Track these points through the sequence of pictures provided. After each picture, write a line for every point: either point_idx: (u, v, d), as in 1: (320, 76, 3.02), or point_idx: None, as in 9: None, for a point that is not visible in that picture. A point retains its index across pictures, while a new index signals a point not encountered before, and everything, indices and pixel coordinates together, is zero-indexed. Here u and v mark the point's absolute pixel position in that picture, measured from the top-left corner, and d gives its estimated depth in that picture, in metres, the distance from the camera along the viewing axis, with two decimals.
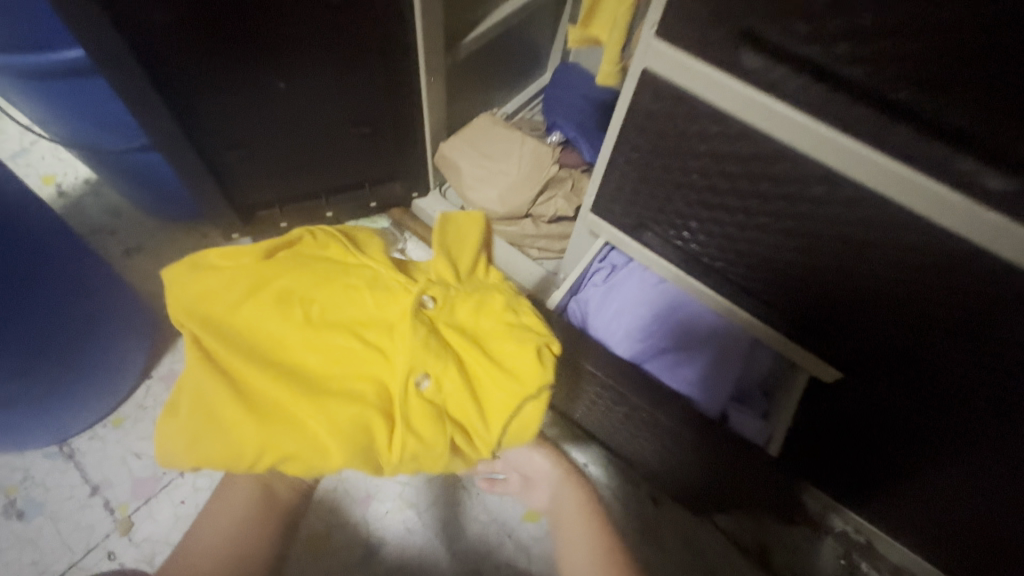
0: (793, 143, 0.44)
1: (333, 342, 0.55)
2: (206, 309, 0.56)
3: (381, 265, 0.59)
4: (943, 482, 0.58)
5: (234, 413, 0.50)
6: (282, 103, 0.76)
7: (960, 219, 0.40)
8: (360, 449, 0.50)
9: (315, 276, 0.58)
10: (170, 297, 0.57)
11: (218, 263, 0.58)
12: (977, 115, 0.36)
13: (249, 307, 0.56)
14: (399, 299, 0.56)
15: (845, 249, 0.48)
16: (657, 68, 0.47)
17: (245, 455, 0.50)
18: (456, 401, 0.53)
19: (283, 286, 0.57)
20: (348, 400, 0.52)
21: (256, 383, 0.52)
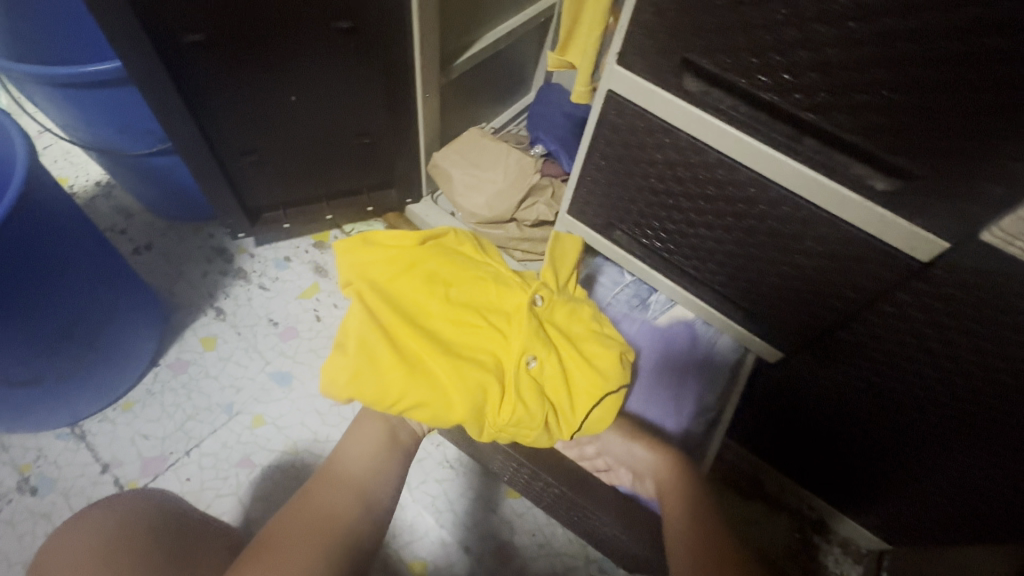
0: (730, 152, 0.54)
1: (466, 317, 0.60)
2: (369, 276, 0.62)
3: (504, 266, 0.65)
4: (875, 448, 0.67)
5: (388, 358, 0.55)
6: (292, 114, 0.85)
7: (863, 214, 0.49)
8: (475, 411, 0.55)
9: (456, 263, 0.64)
10: (342, 260, 0.64)
11: (384, 239, 0.65)
12: (859, 129, 0.45)
13: (402, 279, 0.62)
14: (517, 293, 0.62)
15: (776, 244, 0.58)
16: (619, 89, 0.57)
17: (387, 399, 0.55)
18: (554, 386, 0.58)
19: (430, 267, 0.63)
20: (475, 368, 0.56)
21: (400, 338, 0.57)
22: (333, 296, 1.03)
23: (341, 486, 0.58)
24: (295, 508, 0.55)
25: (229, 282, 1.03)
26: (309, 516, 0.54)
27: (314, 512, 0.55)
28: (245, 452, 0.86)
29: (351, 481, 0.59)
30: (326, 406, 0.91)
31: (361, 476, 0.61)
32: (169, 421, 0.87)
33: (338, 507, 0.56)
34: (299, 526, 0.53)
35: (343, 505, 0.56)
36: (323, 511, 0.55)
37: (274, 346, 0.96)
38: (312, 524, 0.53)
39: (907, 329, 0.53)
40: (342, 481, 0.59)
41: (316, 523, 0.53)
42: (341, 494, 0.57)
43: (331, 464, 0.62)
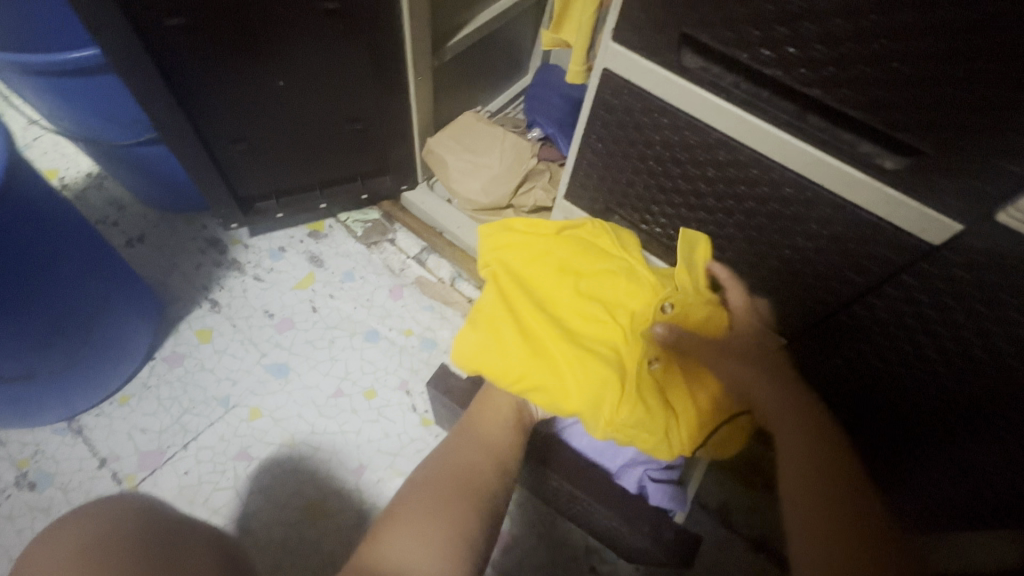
0: (730, 133, 0.51)
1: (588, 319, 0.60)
2: (507, 256, 0.66)
3: (638, 260, 0.63)
4: (880, 438, 0.66)
5: (515, 343, 0.58)
6: (281, 100, 0.82)
7: (869, 196, 0.47)
8: (589, 407, 0.56)
9: (588, 252, 0.64)
10: (483, 238, 0.69)
11: (525, 224, 0.68)
12: (864, 106, 0.43)
13: (535, 265, 0.64)
14: (647, 293, 0.60)
15: (778, 226, 0.56)
16: (615, 67, 0.55)
17: (507, 377, 0.58)
18: (674, 394, 0.57)
19: (562, 260, 0.64)
20: (599, 377, 0.55)
21: (534, 330, 0.59)
22: (328, 286, 1.02)
23: (485, 443, 0.61)
24: (447, 462, 0.59)
25: (223, 273, 1.01)
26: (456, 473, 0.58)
27: (458, 469, 0.58)
28: (242, 445, 0.85)
29: (494, 436, 0.62)
30: (323, 397, 0.90)
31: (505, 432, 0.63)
32: (166, 415, 0.87)
33: (482, 465, 0.59)
34: (446, 481, 0.57)
35: (484, 463, 0.59)
36: (466, 468, 0.58)
37: (270, 338, 0.95)
38: (456, 479, 0.57)
39: (912, 313, 0.51)
40: (487, 436, 0.62)
41: (460, 480, 0.57)
42: (484, 454, 0.60)
43: (466, 423, 0.64)
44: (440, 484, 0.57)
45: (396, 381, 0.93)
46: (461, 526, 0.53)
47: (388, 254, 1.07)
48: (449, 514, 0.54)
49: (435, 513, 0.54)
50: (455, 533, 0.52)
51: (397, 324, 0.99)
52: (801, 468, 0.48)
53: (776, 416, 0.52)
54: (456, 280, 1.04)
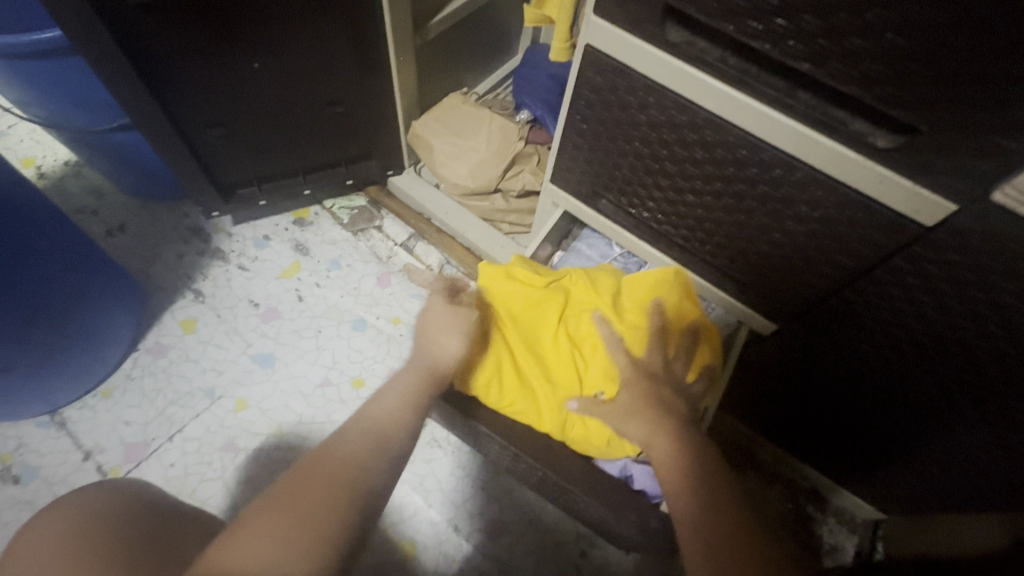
0: (718, 111, 0.49)
1: (589, 340, 0.68)
2: (509, 301, 0.69)
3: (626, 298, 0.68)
4: (872, 424, 0.65)
5: (527, 391, 0.66)
6: (257, 82, 0.80)
7: (861, 176, 0.45)
8: (590, 440, 0.66)
9: (580, 294, 0.69)
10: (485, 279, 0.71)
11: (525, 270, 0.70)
12: (856, 80, 0.41)
13: (539, 311, 0.69)
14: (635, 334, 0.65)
15: (768, 209, 0.54)
16: (597, 43, 0.52)
17: (523, 417, 0.67)
18: None
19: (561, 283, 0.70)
20: (600, 397, 0.65)
21: (542, 377, 0.67)
22: (314, 274, 1.00)
23: (408, 400, 0.53)
24: (360, 415, 0.51)
25: (207, 263, 0.99)
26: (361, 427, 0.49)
27: (370, 423, 0.50)
28: (229, 436, 0.84)
29: (419, 389, 0.55)
30: (310, 387, 0.89)
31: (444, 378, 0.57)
32: (150, 407, 0.86)
33: (398, 423, 0.51)
34: (349, 437, 0.48)
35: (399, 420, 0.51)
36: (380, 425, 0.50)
37: (256, 328, 0.94)
38: (362, 438, 0.48)
39: (906, 298, 0.49)
40: (414, 388, 0.54)
41: (362, 440, 0.48)
42: (399, 410, 0.52)
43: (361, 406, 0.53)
44: (339, 445, 0.47)
45: (384, 370, 0.92)
46: (327, 516, 0.41)
47: (375, 242, 1.05)
48: (329, 490, 0.43)
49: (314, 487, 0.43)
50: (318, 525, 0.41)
51: (384, 313, 0.97)
52: (687, 499, 0.49)
53: (669, 454, 0.53)
54: (444, 267, 1.02)
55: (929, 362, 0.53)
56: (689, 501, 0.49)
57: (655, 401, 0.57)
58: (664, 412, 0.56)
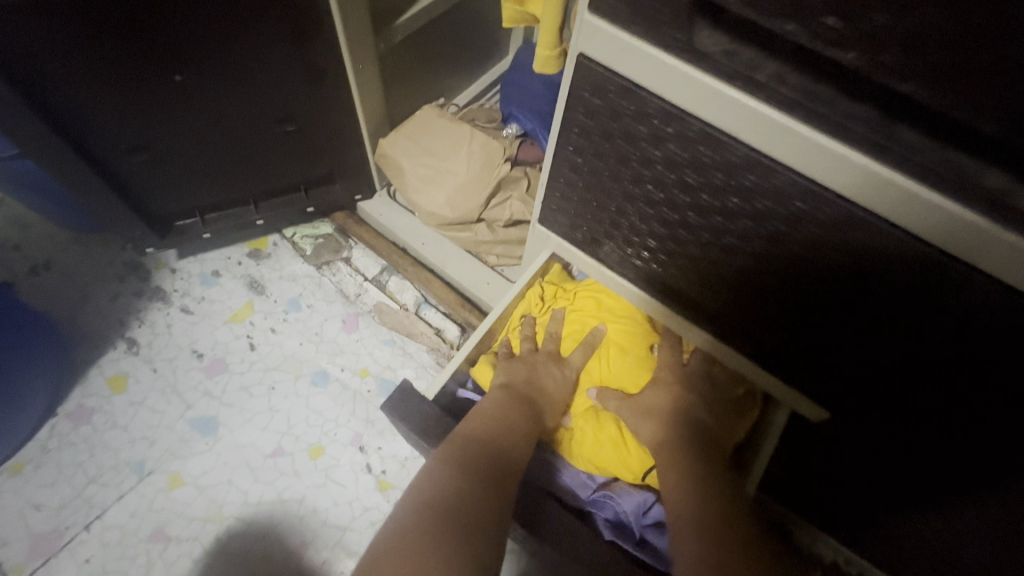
0: (764, 148, 0.35)
1: (616, 342, 0.64)
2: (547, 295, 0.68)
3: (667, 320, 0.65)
4: (949, 539, 0.51)
5: None
6: (182, 99, 0.65)
7: (985, 246, 0.31)
8: (593, 449, 0.61)
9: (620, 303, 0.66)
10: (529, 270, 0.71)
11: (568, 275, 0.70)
12: (1001, 117, 0.27)
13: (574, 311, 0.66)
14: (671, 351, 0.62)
15: (832, 279, 0.39)
16: (594, 52, 0.38)
17: None
18: None
19: (596, 286, 0.67)
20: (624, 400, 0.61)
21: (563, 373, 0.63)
22: (270, 317, 0.86)
23: (511, 423, 0.55)
24: (471, 434, 0.52)
25: (146, 305, 0.85)
26: (480, 453, 0.50)
27: (482, 442, 0.51)
28: (159, 522, 0.71)
29: (525, 419, 0.57)
30: (259, 458, 0.75)
31: (544, 416, 0.59)
32: (67, 486, 0.72)
33: (511, 449, 0.52)
34: (470, 458, 0.49)
35: (512, 447, 0.53)
36: (492, 449, 0.51)
37: (197, 385, 0.80)
38: (481, 461, 0.49)
39: None
40: (520, 415, 0.57)
41: (478, 460, 0.49)
42: (512, 436, 0.54)
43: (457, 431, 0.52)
44: (465, 464, 0.48)
45: (348, 435, 0.78)
46: (468, 534, 0.42)
47: (342, 276, 0.90)
48: (459, 512, 0.44)
49: (446, 506, 0.44)
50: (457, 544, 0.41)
51: (351, 363, 0.83)
52: (679, 499, 0.49)
53: (671, 454, 0.53)
54: (421, 307, 0.87)
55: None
56: (676, 494, 0.49)
57: (676, 408, 0.57)
58: (678, 419, 0.57)
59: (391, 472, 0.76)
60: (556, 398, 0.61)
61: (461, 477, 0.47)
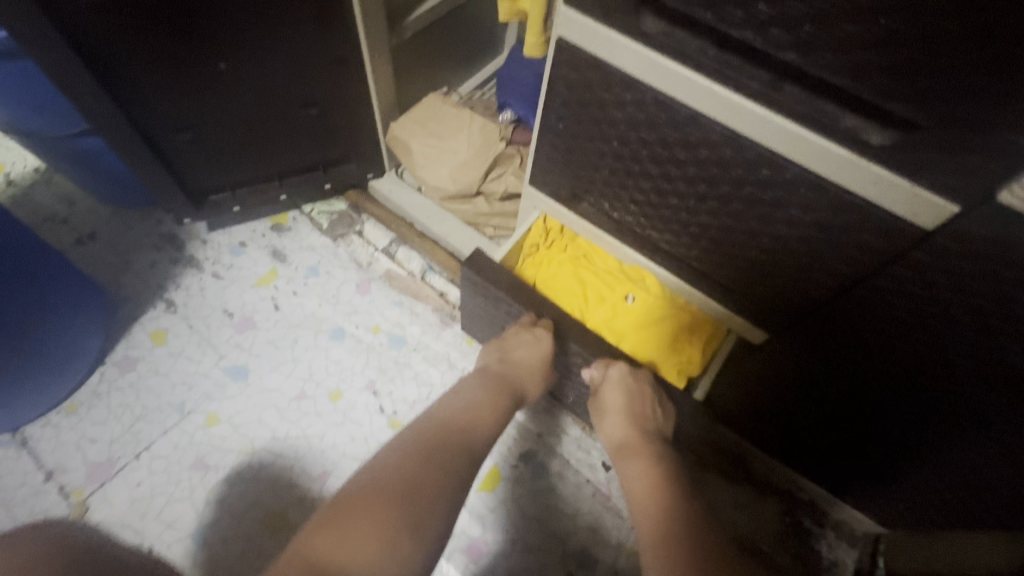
0: (698, 106, 0.46)
1: (598, 309, 0.70)
2: (535, 263, 0.75)
3: (636, 288, 0.71)
4: (869, 437, 0.62)
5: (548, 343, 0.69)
6: (224, 84, 0.76)
7: (856, 174, 0.41)
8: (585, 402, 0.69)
9: (596, 272, 0.72)
10: (520, 234, 0.75)
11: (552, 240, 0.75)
12: (851, 71, 0.37)
13: (561, 276, 0.72)
14: (641, 316, 0.69)
15: (756, 213, 0.50)
16: (569, 36, 0.49)
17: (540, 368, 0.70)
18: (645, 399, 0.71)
19: (586, 243, 0.75)
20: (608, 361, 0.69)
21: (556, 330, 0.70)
22: (291, 282, 0.96)
23: (481, 405, 0.64)
24: (438, 418, 0.60)
25: (180, 271, 0.96)
26: (432, 434, 0.57)
27: (448, 427, 0.59)
28: (198, 453, 0.81)
29: (493, 401, 0.65)
30: (285, 401, 0.86)
31: (523, 386, 0.68)
32: (118, 423, 0.82)
33: (478, 426, 0.61)
34: (427, 439, 0.57)
35: (477, 426, 0.61)
36: (453, 431, 0.59)
37: (229, 339, 0.90)
38: (441, 439, 0.57)
39: (904, 310, 0.46)
40: (486, 400, 0.64)
41: (441, 448, 0.56)
42: (473, 415, 0.62)
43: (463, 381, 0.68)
44: (429, 440, 0.56)
45: (363, 382, 0.88)
46: (438, 497, 0.51)
47: (356, 247, 1.01)
48: (419, 488, 0.50)
49: (412, 475, 0.51)
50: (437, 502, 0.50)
51: (364, 321, 0.94)
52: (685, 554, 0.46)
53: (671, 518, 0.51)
54: (427, 273, 0.98)
55: (930, 377, 0.50)
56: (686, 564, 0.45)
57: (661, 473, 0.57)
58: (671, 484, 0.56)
59: (401, 413, 0.86)
60: (535, 363, 0.67)
61: (420, 462, 0.53)
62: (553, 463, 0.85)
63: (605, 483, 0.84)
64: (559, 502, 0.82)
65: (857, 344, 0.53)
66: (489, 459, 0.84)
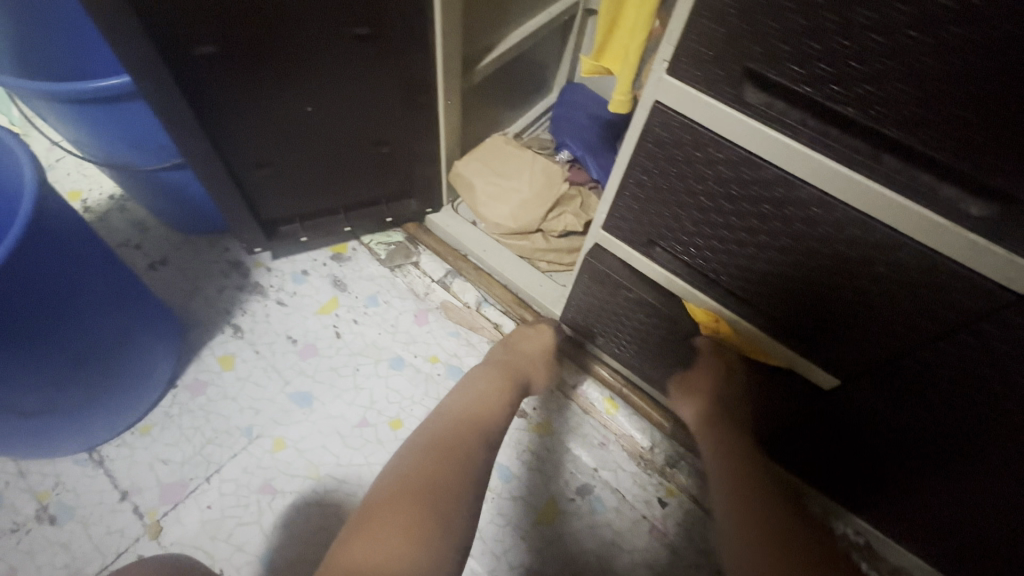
0: (793, 169, 0.49)
1: None
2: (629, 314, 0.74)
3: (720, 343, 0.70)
4: (937, 483, 0.63)
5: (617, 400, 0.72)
6: (308, 124, 0.81)
7: (945, 237, 0.44)
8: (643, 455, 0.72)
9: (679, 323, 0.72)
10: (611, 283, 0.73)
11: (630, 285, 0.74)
12: (952, 147, 0.40)
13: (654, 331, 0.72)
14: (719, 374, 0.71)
15: (841, 269, 0.53)
16: (665, 100, 0.52)
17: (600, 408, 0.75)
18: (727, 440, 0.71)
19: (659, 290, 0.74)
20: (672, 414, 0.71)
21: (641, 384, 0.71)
22: (352, 311, 1.00)
23: (490, 392, 0.73)
24: (452, 413, 0.68)
25: (245, 298, 0.99)
26: (446, 426, 0.66)
27: (462, 417, 0.67)
28: (266, 477, 0.83)
29: (501, 385, 0.75)
30: (348, 427, 0.88)
31: (528, 372, 0.81)
32: (189, 445, 0.85)
33: (486, 414, 0.69)
34: (440, 428, 0.66)
35: (487, 413, 0.69)
36: (465, 418, 0.67)
37: (293, 365, 0.93)
38: (453, 426, 0.66)
39: (987, 361, 0.49)
40: (494, 388, 0.74)
41: (452, 434, 0.65)
42: (483, 405, 0.71)
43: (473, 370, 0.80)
44: (442, 435, 0.64)
45: (422, 411, 0.91)
46: (460, 496, 0.58)
47: (413, 278, 1.04)
48: (434, 474, 0.59)
49: (433, 475, 0.59)
50: (460, 501, 0.58)
51: (422, 351, 0.97)
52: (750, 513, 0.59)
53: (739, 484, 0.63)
54: (481, 305, 1.01)
55: (1003, 427, 0.52)
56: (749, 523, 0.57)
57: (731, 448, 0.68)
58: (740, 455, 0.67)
59: None
60: (535, 353, 0.84)
61: (435, 455, 0.61)
62: (608, 497, 0.86)
63: (661, 520, 0.84)
64: (617, 537, 0.83)
65: (931, 392, 0.55)
66: (547, 492, 0.86)
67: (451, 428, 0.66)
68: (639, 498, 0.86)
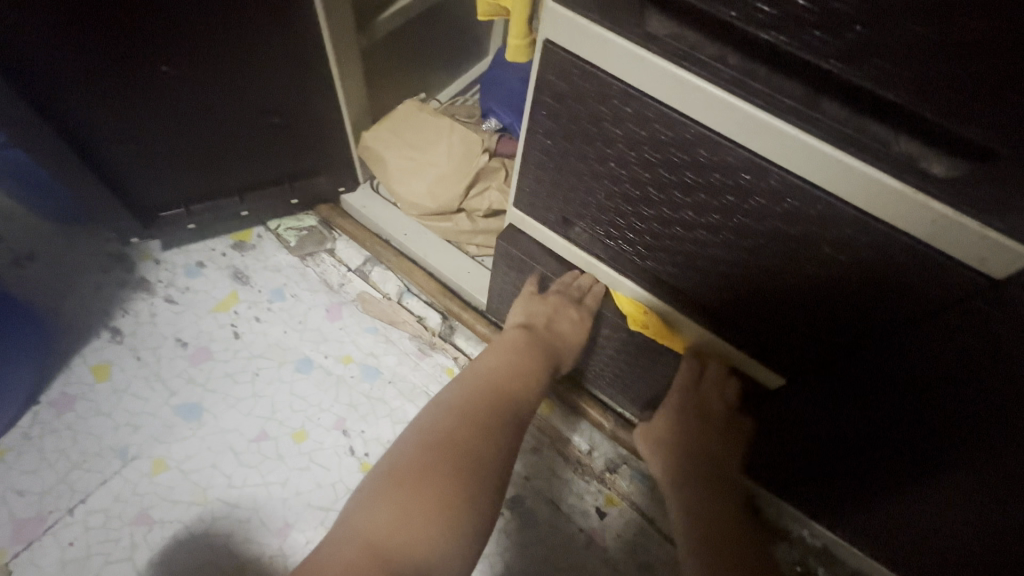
0: (714, 124, 0.38)
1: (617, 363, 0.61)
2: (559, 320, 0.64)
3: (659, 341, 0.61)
4: (886, 494, 0.55)
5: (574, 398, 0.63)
6: (168, 89, 0.67)
7: (902, 207, 0.34)
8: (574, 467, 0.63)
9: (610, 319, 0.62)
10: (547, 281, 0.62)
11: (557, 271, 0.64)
12: (910, 86, 0.30)
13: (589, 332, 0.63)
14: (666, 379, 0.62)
15: (781, 250, 0.43)
16: (557, 38, 0.41)
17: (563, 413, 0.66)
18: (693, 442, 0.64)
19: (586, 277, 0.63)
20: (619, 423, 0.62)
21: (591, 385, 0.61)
22: (253, 307, 0.87)
23: (529, 370, 0.63)
24: (490, 378, 0.61)
25: (127, 296, 0.86)
26: (478, 401, 0.58)
27: (499, 392, 0.60)
28: (142, 506, 0.72)
29: (540, 364, 0.64)
30: (243, 442, 0.77)
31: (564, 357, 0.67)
32: (51, 472, 0.73)
33: (525, 395, 0.61)
34: (479, 400, 0.58)
35: (521, 391, 0.61)
36: (505, 397, 0.60)
37: (182, 372, 0.81)
38: (492, 403, 0.58)
39: (945, 363, 0.39)
40: (532, 366, 0.64)
41: (489, 411, 0.58)
42: (524, 381, 0.62)
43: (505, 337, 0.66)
44: (476, 408, 0.57)
45: (331, 420, 0.80)
46: (492, 486, 0.53)
47: (326, 267, 0.92)
48: (466, 451, 0.53)
49: (468, 450, 0.53)
50: (484, 489, 0.52)
51: (334, 350, 0.85)
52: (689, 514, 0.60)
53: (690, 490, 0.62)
54: (403, 296, 0.90)
55: (963, 441, 0.43)
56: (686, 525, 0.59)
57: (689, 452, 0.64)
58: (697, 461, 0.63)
59: (373, 455, 0.78)
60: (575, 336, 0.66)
61: (474, 432, 0.55)
62: (542, 508, 0.77)
63: (599, 532, 0.76)
64: (550, 553, 0.74)
65: (881, 398, 0.46)
66: None
67: (482, 401, 0.58)
68: (576, 507, 0.77)
